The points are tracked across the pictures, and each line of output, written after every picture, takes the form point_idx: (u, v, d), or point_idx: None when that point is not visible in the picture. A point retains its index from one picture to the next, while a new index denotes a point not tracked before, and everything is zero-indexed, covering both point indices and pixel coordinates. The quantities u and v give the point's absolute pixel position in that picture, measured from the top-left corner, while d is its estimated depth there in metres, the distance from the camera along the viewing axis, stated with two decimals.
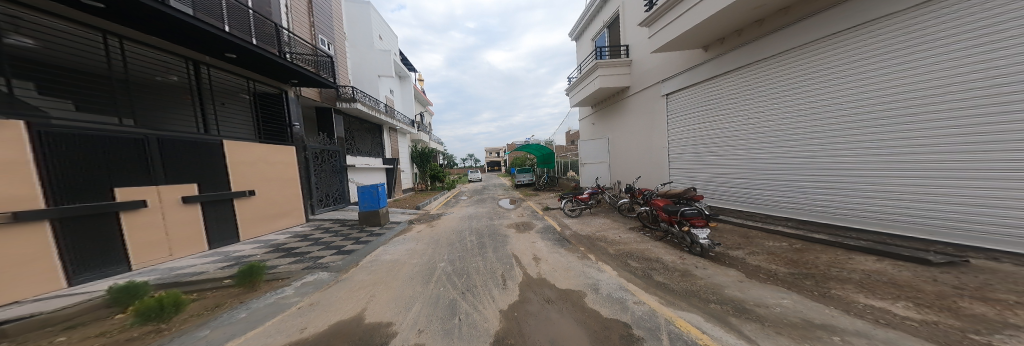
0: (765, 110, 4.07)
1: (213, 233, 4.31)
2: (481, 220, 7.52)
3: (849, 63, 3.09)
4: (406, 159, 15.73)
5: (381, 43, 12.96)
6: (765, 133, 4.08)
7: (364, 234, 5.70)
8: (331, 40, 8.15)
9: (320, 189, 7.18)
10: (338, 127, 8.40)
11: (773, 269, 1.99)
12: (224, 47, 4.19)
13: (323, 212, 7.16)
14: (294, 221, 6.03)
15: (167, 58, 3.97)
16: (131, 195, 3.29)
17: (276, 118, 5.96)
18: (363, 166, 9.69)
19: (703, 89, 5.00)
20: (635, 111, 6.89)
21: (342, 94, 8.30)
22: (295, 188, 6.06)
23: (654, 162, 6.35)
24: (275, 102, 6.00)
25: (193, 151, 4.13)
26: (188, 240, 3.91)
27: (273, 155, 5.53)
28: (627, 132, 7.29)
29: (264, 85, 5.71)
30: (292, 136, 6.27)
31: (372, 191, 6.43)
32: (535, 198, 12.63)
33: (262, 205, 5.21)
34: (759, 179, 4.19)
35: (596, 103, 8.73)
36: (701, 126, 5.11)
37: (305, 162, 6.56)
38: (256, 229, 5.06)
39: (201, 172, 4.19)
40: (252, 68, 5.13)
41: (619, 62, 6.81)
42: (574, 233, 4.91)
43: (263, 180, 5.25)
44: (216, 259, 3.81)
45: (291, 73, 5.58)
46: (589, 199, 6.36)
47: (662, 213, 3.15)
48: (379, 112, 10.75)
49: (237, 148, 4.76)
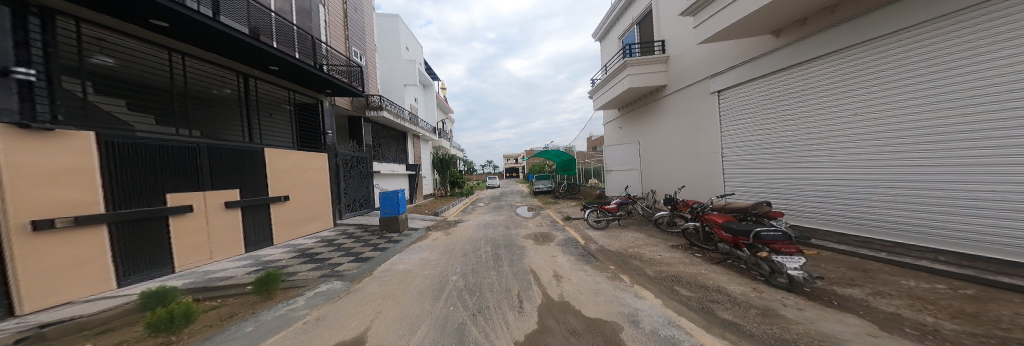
0: (832, 117, 3.18)
1: (250, 236, 4.53)
2: (498, 229, 7.18)
3: (966, 56, 2.19)
4: (428, 165, 16.14)
5: (407, 55, 13.58)
6: (831, 145, 3.21)
7: (382, 241, 5.67)
8: (362, 52, 8.60)
9: (348, 195, 7.49)
10: (366, 136, 8.78)
11: (944, 327, 1.28)
12: (269, 60, 4.47)
13: (350, 217, 7.43)
14: (325, 226, 6.28)
15: (222, 73, 4.39)
16: (179, 200, 3.58)
17: (313, 126, 6.34)
18: (387, 173, 10.01)
19: (772, 84, 3.82)
20: (665, 111, 6.03)
21: (371, 102, 8.67)
22: (326, 194, 6.32)
23: (687, 165, 5.46)
24: (314, 112, 6.41)
25: (238, 158, 4.43)
26: (226, 244, 4.14)
27: (307, 163, 5.81)
28: (657, 133, 6.41)
29: (304, 96, 6.13)
30: (326, 144, 6.59)
31: (392, 198, 6.45)
32: (555, 206, 12.00)
33: (296, 209, 5.45)
34: (827, 187, 3.29)
35: (623, 105, 7.94)
36: (765, 128, 3.99)
37: (337, 168, 6.86)
38: (289, 232, 5.27)
39: (243, 178, 4.47)
40: (295, 80, 5.49)
41: (651, 59, 5.92)
42: (601, 248, 4.32)
43: (297, 187, 5.50)
44: (247, 263, 3.96)
45: (325, 83, 5.88)
46: (618, 209, 5.69)
47: (724, 233, 2.53)
48: (404, 121, 11.14)
49: (276, 156, 5.05)
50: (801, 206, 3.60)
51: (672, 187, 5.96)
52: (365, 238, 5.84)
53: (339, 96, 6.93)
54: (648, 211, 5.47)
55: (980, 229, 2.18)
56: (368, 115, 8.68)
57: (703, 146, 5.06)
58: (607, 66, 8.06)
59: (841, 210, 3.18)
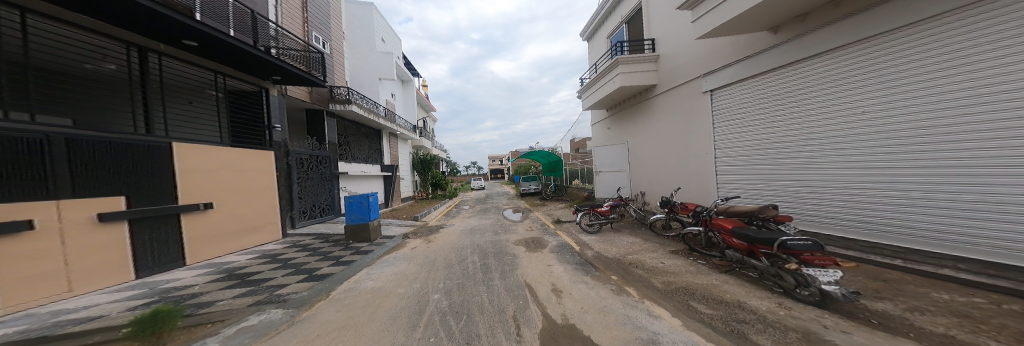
0: (824, 117, 3.19)
1: (148, 257, 3.47)
2: (486, 235, 6.69)
3: (957, 56, 2.18)
4: (406, 166, 15.06)
5: (383, 46, 12.49)
6: (821, 144, 3.25)
7: (348, 253, 4.86)
8: (326, 38, 7.58)
9: (305, 200, 6.44)
10: (332, 132, 7.75)
11: None
12: (178, 32, 3.47)
13: (307, 225, 6.37)
14: (270, 238, 5.27)
15: (103, 42, 3.26)
16: (8, 214, 2.39)
17: (254, 118, 5.28)
18: (358, 174, 8.97)
19: (768, 82, 3.81)
20: (658, 112, 6.02)
21: (338, 94, 7.66)
22: (270, 199, 5.29)
23: (677, 168, 5.53)
24: (254, 101, 5.33)
25: (128, 156, 3.37)
26: (111, 269, 3.09)
27: (243, 162, 4.77)
28: (647, 135, 6.44)
29: (241, 82, 5.05)
30: (272, 140, 5.55)
31: (361, 203, 5.61)
32: (542, 208, 11.78)
33: (225, 219, 4.44)
34: (815, 188, 3.35)
35: (612, 105, 7.93)
36: (760, 127, 3.99)
37: (286, 169, 5.84)
38: (214, 248, 4.27)
39: (134, 183, 3.40)
40: (224, 61, 4.46)
41: (642, 57, 5.95)
42: (598, 255, 4.08)
43: (227, 192, 4.45)
44: (132, 294, 2.95)
45: (269, 68, 4.90)
46: (610, 212, 5.56)
47: (736, 240, 2.34)
48: (379, 117, 10.16)
49: (191, 153, 4.01)
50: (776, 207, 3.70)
51: (662, 190, 5.99)
52: (326, 250, 4.96)
53: (292, 85, 5.94)
54: (642, 214, 5.42)
55: (961, 229, 2.22)
56: (334, 109, 7.67)
57: (693, 148, 5.13)
58: (597, 64, 8.04)
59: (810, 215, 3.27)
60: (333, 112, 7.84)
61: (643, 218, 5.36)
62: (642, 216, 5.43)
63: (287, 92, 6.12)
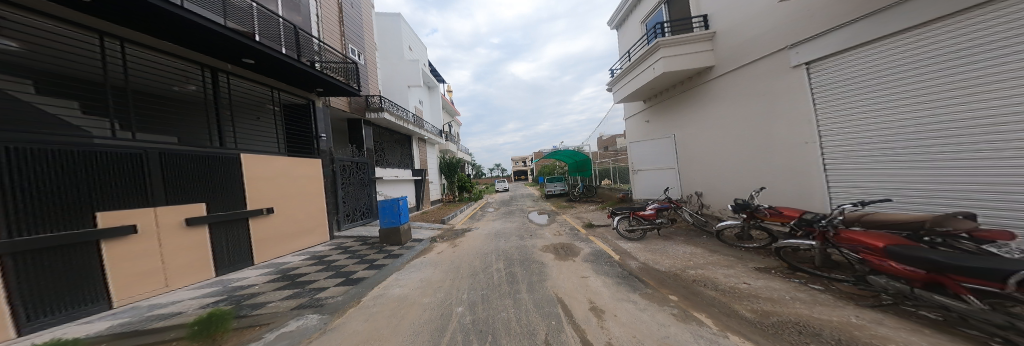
0: (970, 95, 2.13)
1: (225, 257, 3.89)
2: (510, 239, 6.34)
3: None
4: (435, 170, 15.61)
5: (410, 55, 13.13)
6: (966, 134, 2.18)
7: (381, 256, 4.94)
8: (361, 50, 8.14)
9: (348, 204, 6.87)
10: (367, 139, 8.24)
11: None
12: (240, 52, 3.86)
13: (350, 228, 6.75)
14: (320, 239, 5.68)
15: (179, 65, 3.75)
16: (115, 219, 2.76)
17: (304, 129, 5.78)
18: (391, 179, 9.44)
19: (896, 49, 2.53)
20: (711, 98, 4.93)
21: (371, 103, 8.13)
22: (319, 203, 5.71)
23: (740, 164, 4.40)
24: (303, 113, 5.84)
25: (207, 165, 3.81)
26: (194, 267, 3.48)
27: (296, 169, 5.20)
28: (697, 126, 5.35)
29: (292, 96, 5.55)
30: (320, 148, 6.00)
31: (392, 207, 5.70)
32: (571, 210, 11.01)
33: (283, 222, 4.84)
34: (973, 193, 2.20)
35: (650, 96, 6.90)
36: (881, 115, 2.70)
37: (332, 175, 6.26)
38: (275, 249, 4.65)
39: (213, 188, 3.84)
40: (278, 77, 4.92)
41: (693, 37, 4.87)
42: (646, 268, 3.35)
43: (283, 197, 4.85)
44: (210, 291, 3.28)
45: (314, 81, 5.31)
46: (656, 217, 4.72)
47: (895, 266, 1.50)
48: (408, 123, 10.63)
49: (255, 162, 4.43)
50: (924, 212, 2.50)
51: (725, 192, 4.80)
52: (361, 252, 5.12)
53: (334, 96, 6.42)
54: (700, 219, 4.35)
55: None
56: (368, 117, 8.15)
57: (760, 141, 4.00)
58: (631, 52, 7.05)
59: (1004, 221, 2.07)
60: (368, 120, 8.34)
61: (704, 223, 4.31)
62: (700, 221, 4.37)
63: (330, 103, 6.64)
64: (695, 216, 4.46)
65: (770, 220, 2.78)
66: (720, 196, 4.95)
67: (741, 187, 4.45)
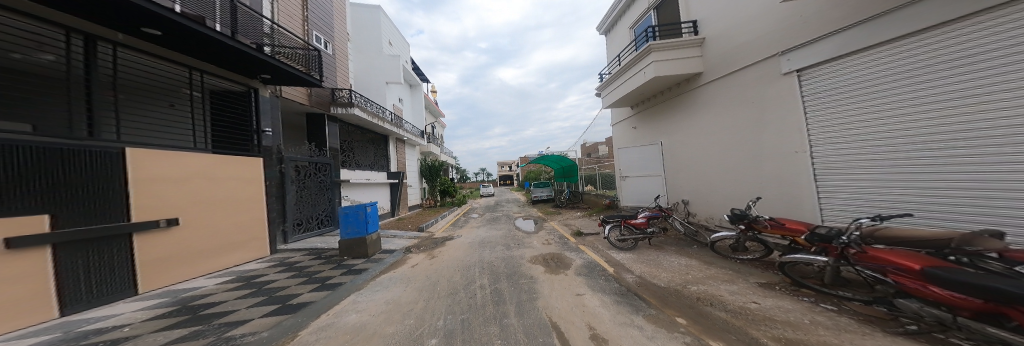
0: (969, 103, 2.10)
1: (97, 289, 2.59)
2: (496, 249, 5.93)
3: None
4: (415, 173, 14.75)
5: (390, 50, 12.36)
6: (983, 145, 2.06)
7: (337, 273, 4.14)
8: (328, 38, 7.34)
9: (303, 211, 5.93)
10: (333, 136, 7.41)
11: None
12: (133, 18, 2.78)
13: (302, 238, 5.73)
14: (256, 254, 4.51)
15: (30, 27, 2.52)
16: None
17: (240, 121, 4.64)
18: (361, 182, 8.55)
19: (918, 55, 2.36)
20: (699, 106, 5.02)
21: (339, 97, 7.31)
22: (256, 212, 4.54)
23: (727, 172, 4.44)
24: (240, 102, 4.69)
25: (61, 163, 2.49)
26: (14, 306, 2.05)
27: (222, 170, 4.02)
28: (684, 133, 5.43)
29: (223, 81, 4.39)
30: (261, 144, 4.89)
31: (356, 214, 4.97)
32: (556, 217, 10.87)
33: (201, 239, 3.63)
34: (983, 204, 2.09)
35: (639, 102, 6.99)
36: (900, 125, 2.52)
37: (282, 177, 5.31)
38: (180, 277, 3.37)
39: (67, 196, 2.51)
40: (202, 56, 3.82)
41: (684, 42, 4.96)
42: (643, 284, 3.09)
43: (200, 206, 3.63)
44: (37, 326, 2.10)
45: (257, 66, 4.40)
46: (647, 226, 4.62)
47: (927, 288, 1.35)
48: (385, 121, 9.83)
49: (153, 159, 3.19)
50: (943, 226, 2.32)
51: (713, 200, 4.78)
52: (312, 267, 4.26)
53: (287, 85, 5.50)
54: (690, 228, 4.28)
55: None
56: (334, 113, 7.31)
57: (747, 149, 4.07)
58: (620, 57, 7.14)
59: (1015, 231, 1.97)
60: (334, 116, 7.50)
61: (695, 232, 4.22)
62: (691, 230, 4.30)
63: (285, 93, 5.73)
64: (686, 225, 4.39)
65: (770, 234, 2.65)
66: (706, 205, 4.97)
67: (729, 194, 4.46)
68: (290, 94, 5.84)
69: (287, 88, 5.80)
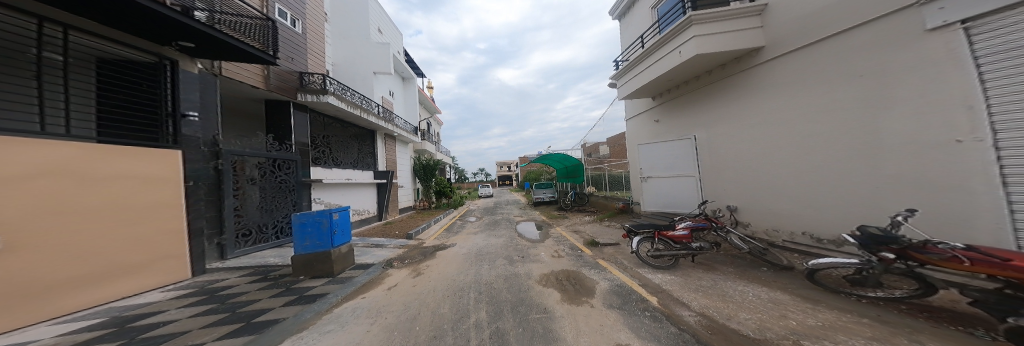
0: None
1: None
2: (496, 267, 5.02)
3: None
4: (408, 173, 13.75)
5: (379, 37, 11.41)
6: None
7: (277, 304, 3.08)
8: (294, 14, 6.60)
9: (247, 219, 4.93)
10: (302, 128, 6.59)
11: None
12: None
13: (242, 252, 4.70)
14: (171, 277, 3.49)
15: None
16: None
17: (145, 100, 3.53)
18: (339, 183, 7.68)
19: None
20: (755, 90, 4.02)
21: (309, 83, 6.52)
22: (167, 223, 3.46)
23: (801, 173, 3.41)
24: (146, 76, 3.58)
25: None
26: None
27: (105, 166, 2.93)
28: (732, 124, 4.49)
29: (121, 48, 3.34)
30: (179, 136, 3.76)
31: (317, 223, 3.94)
32: (563, 222, 10.00)
33: (59, 259, 2.53)
34: None
35: (667, 89, 6.10)
36: None
37: (218, 175, 4.32)
38: (27, 313, 2.32)
39: None
40: (75, 9, 2.78)
41: (734, 11, 3.96)
42: (723, 335, 2.03)
43: (60, 216, 2.56)
44: None
45: (180, 32, 3.41)
46: (688, 239, 3.82)
47: None
48: (369, 113, 8.84)
49: None
50: None
51: (777, 208, 3.76)
52: (246, 295, 3.20)
53: (229, 60, 4.52)
54: (756, 245, 3.29)
55: None
56: (302, 100, 6.46)
57: (835, 144, 3.03)
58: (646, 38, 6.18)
59: None
60: (304, 104, 6.68)
61: (763, 250, 3.26)
62: (757, 247, 3.32)
63: (227, 71, 4.81)
64: (748, 242, 3.41)
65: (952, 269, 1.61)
66: (757, 210, 4.08)
67: (803, 202, 3.41)
68: (240, 75, 5.06)
69: (234, 67, 4.96)
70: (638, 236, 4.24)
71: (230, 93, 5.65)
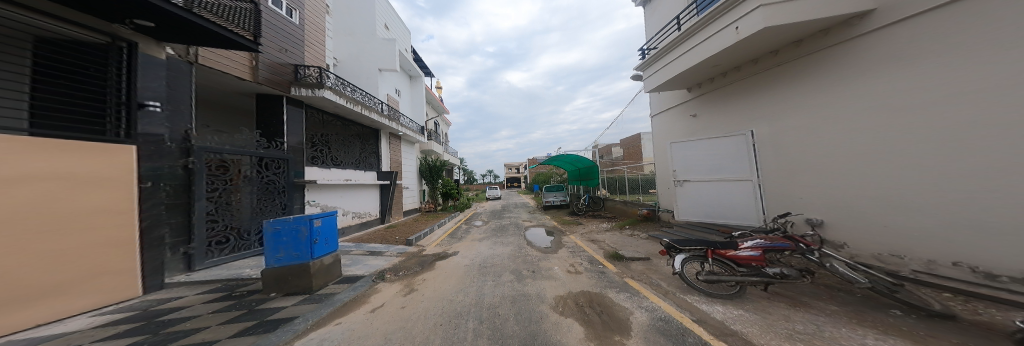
0: None
1: None
2: (503, 286, 4.28)
3: None
4: (414, 174, 13.32)
5: (385, 33, 11.15)
6: None
7: (225, 335, 2.34)
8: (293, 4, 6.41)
9: (224, 222, 4.49)
10: (295, 124, 6.28)
11: None
12: None
13: (215, 262, 4.24)
14: (114, 298, 2.94)
15: None
16: None
17: (92, 87, 3.12)
18: (338, 184, 7.34)
19: None
20: (839, 70, 3.46)
21: (305, 77, 6.19)
22: (110, 231, 2.94)
23: (920, 171, 2.75)
24: (95, 59, 3.17)
25: None
26: None
27: (41, 162, 2.51)
28: (808, 113, 3.93)
29: (70, 28, 2.92)
30: (132, 126, 3.32)
31: (293, 232, 3.38)
32: (578, 229, 9.15)
33: None
34: None
35: (718, 74, 5.60)
36: None
37: (189, 174, 3.94)
38: None
39: None
40: None
41: None
42: None
43: None
44: None
45: (137, 10, 3.02)
46: (753, 265, 3.07)
47: None
48: (372, 110, 8.40)
49: None
50: None
51: (888, 216, 3.07)
52: (191, 321, 2.51)
53: (203, 45, 4.09)
54: (883, 279, 2.47)
55: None
56: (294, 94, 6.12)
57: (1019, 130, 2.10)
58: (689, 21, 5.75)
59: None
60: (300, 100, 6.40)
61: (891, 285, 2.41)
62: (881, 281, 2.47)
63: (202, 57, 4.44)
64: (864, 272, 2.56)
65: None
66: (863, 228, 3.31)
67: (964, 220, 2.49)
68: (219, 64, 4.72)
69: (215, 56, 4.65)
70: (681, 254, 3.55)
71: (216, 85, 5.34)
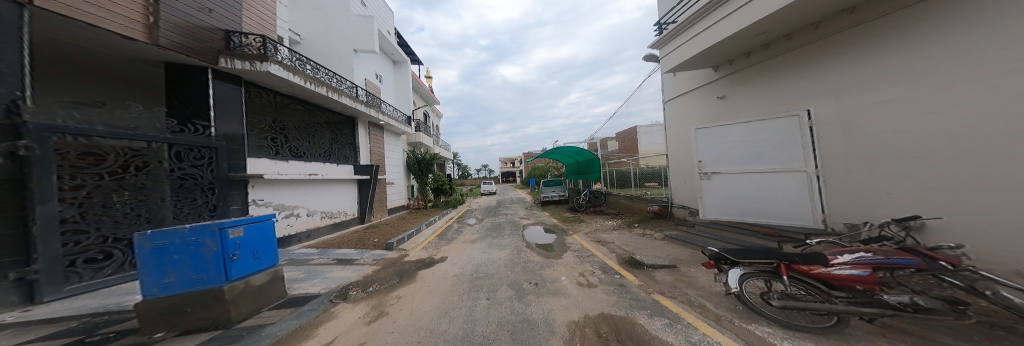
0: None
1: None
2: (496, 308, 3.35)
3: None
4: (401, 167, 12.17)
5: (362, 10, 9.86)
6: None
7: None
8: None
9: (98, 232, 3.43)
10: (232, 105, 5.29)
11: None
12: None
13: (83, 287, 3.24)
14: None
15: None
16: None
17: None
18: (299, 179, 6.61)
19: None
20: (945, 19, 2.52)
21: (247, 50, 5.20)
22: None
23: None
24: None
25: None
26: None
27: None
28: (888, 86, 2.99)
29: None
30: None
31: (191, 247, 2.45)
32: (582, 228, 8.31)
33: None
34: None
35: (758, 46, 4.68)
36: None
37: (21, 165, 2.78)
38: None
39: None
40: None
41: None
42: None
43: None
44: None
45: None
46: (857, 288, 2.10)
47: None
48: (338, 94, 7.33)
49: None
50: None
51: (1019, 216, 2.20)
52: None
53: None
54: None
55: None
56: (224, 68, 5.02)
57: None
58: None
59: None
60: (235, 75, 5.34)
61: None
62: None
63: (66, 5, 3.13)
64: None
65: None
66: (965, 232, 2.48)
67: None
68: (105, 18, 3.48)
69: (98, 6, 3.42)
70: (737, 269, 2.67)
71: (111, 52, 4.11)
